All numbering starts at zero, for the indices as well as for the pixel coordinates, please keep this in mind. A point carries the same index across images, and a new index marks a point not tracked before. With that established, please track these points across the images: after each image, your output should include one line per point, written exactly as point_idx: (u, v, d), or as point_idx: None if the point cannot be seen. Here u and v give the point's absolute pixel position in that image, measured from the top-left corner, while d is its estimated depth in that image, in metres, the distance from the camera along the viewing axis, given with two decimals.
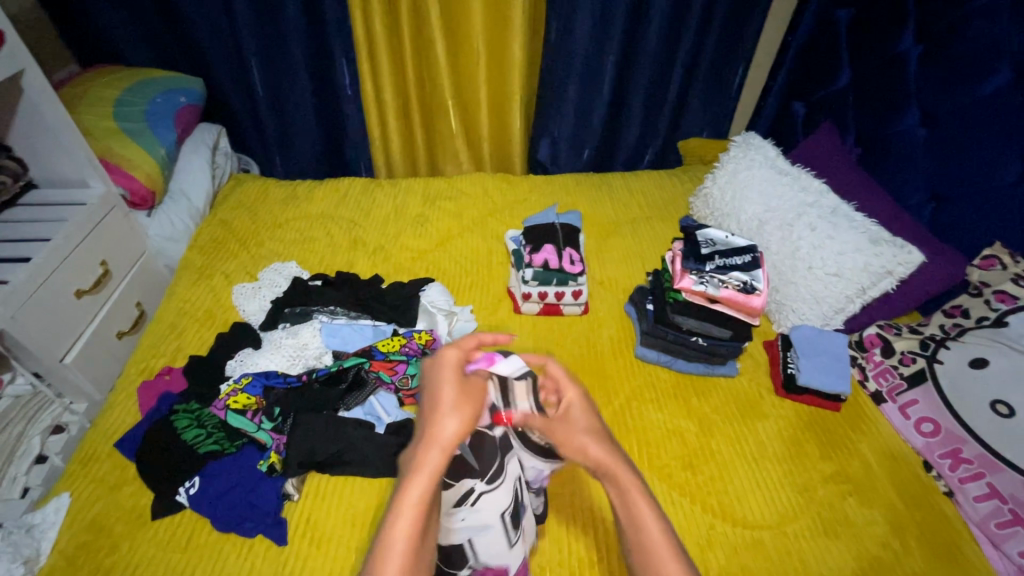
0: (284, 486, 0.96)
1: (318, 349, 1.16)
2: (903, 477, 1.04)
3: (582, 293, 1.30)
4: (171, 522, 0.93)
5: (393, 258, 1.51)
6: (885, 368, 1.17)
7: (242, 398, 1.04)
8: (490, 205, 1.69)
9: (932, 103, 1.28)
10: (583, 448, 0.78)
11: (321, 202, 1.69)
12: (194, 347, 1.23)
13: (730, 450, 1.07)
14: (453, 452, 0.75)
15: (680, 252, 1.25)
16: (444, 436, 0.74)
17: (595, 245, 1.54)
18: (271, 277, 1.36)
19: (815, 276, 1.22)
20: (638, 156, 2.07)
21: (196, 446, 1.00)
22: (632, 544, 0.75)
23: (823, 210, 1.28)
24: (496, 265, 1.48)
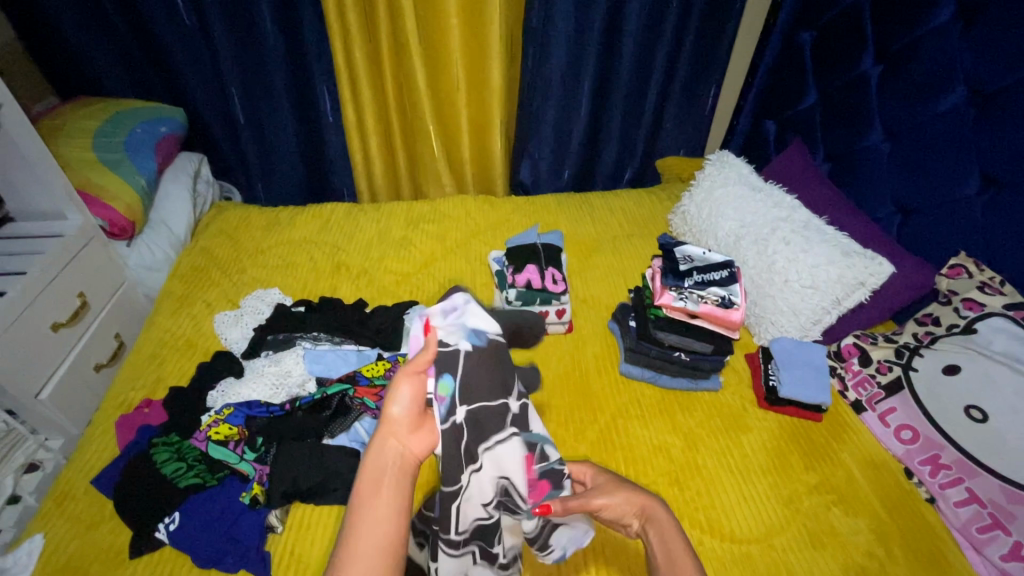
0: (267, 518, 0.95)
1: (301, 377, 1.14)
2: (884, 484, 1.06)
3: (566, 311, 1.31)
4: (150, 560, 0.91)
5: (377, 282, 1.51)
6: (863, 377, 1.19)
7: (224, 429, 1.02)
8: (473, 227, 1.71)
9: (893, 120, 1.34)
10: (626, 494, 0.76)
11: (304, 228, 1.69)
12: (174, 378, 1.21)
13: (716, 464, 1.08)
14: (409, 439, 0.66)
15: (659, 269, 1.25)
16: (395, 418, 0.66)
17: (577, 264, 1.56)
18: (253, 304, 1.36)
19: (791, 289, 1.24)
20: (618, 175, 2.11)
21: (176, 479, 0.97)
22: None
23: (795, 224, 1.31)
24: (480, 286, 1.49)
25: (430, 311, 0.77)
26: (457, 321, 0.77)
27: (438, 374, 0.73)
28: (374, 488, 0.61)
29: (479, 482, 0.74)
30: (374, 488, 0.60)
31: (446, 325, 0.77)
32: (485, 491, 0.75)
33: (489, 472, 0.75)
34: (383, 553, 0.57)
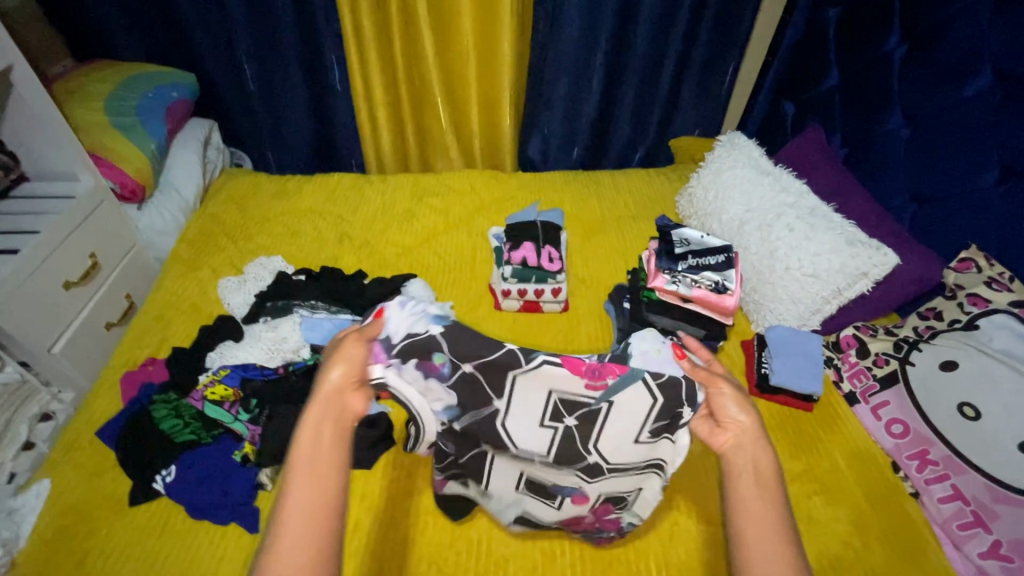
0: (258, 476, 0.99)
1: (296, 342, 1.16)
2: (870, 477, 1.05)
3: (562, 290, 1.31)
4: (148, 509, 0.96)
5: (378, 254, 1.52)
6: (859, 369, 1.18)
7: (220, 390, 1.05)
8: (476, 202, 1.70)
9: (915, 104, 1.27)
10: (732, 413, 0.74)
11: (310, 197, 1.71)
12: (179, 339, 1.26)
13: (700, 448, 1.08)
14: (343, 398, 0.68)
15: (654, 252, 1.19)
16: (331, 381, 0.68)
17: (578, 243, 1.54)
18: (256, 271, 1.39)
19: (792, 277, 1.22)
20: (629, 155, 2.07)
21: (173, 435, 1.02)
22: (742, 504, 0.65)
23: (802, 211, 1.27)
24: (479, 263, 1.49)
25: (389, 303, 0.83)
26: (413, 311, 0.83)
27: (428, 353, 0.81)
28: (303, 444, 0.61)
29: (522, 397, 0.84)
30: (304, 441, 0.61)
31: (402, 317, 0.82)
32: (537, 405, 0.84)
33: (543, 383, 0.83)
34: (315, 510, 0.56)
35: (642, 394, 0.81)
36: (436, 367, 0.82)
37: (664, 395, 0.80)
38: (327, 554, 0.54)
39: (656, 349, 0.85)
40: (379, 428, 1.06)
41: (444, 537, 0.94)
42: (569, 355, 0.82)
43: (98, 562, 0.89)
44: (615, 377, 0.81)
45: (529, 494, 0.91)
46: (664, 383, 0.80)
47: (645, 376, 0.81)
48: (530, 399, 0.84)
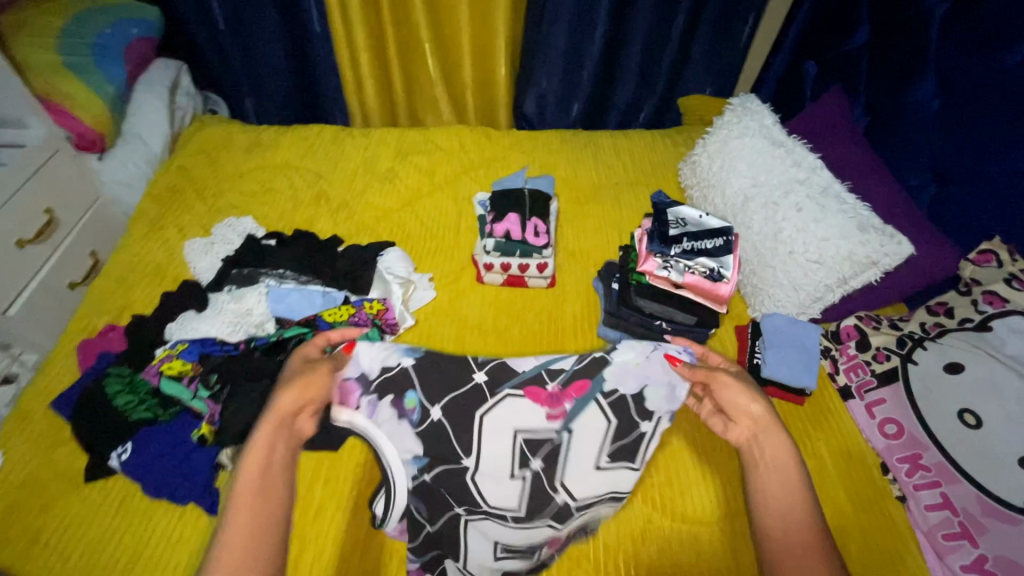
0: (217, 456, 0.95)
1: (262, 316, 1.10)
2: (856, 477, 1.01)
3: (548, 266, 1.22)
4: (104, 486, 0.93)
5: (356, 218, 1.42)
6: (857, 363, 1.12)
7: (176, 364, 1.00)
8: (464, 162, 1.59)
9: (950, 72, 1.13)
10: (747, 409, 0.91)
11: (287, 151, 1.59)
12: (141, 306, 1.19)
13: (681, 439, 1.03)
14: (287, 422, 0.84)
15: (646, 232, 1.12)
16: (280, 408, 0.84)
17: (570, 213, 1.44)
18: (224, 233, 1.31)
19: (794, 262, 1.13)
20: (633, 114, 1.93)
21: (128, 413, 0.96)
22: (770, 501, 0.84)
23: (814, 188, 1.16)
24: (463, 231, 1.40)
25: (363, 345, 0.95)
26: (387, 351, 0.94)
27: (400, 394, 0.91)
28: (256, 464, 0.78)
29: (493, 433, 0.90)
30: (254, 469, 0.78)
31: (373, 354, 0.93)
32: (502, 452, 0.90)
33: (507, 423, 0.91)
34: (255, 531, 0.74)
35: (600, 419, 0.91)
36: (407, 410, 0.90)
37: (619, 419, 0.91)
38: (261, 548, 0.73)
39: (635, 361, 0.93)
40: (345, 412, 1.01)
41: None
42: (532, 388, 0.92)
43: (53, 539, 0.87)
44: (572, 402, 0.91)
45: (508, 555, 0.89)
46: (618, 402, 0.92)
47: (599, 400, 0.92)
48: (496, 446, 0.90)
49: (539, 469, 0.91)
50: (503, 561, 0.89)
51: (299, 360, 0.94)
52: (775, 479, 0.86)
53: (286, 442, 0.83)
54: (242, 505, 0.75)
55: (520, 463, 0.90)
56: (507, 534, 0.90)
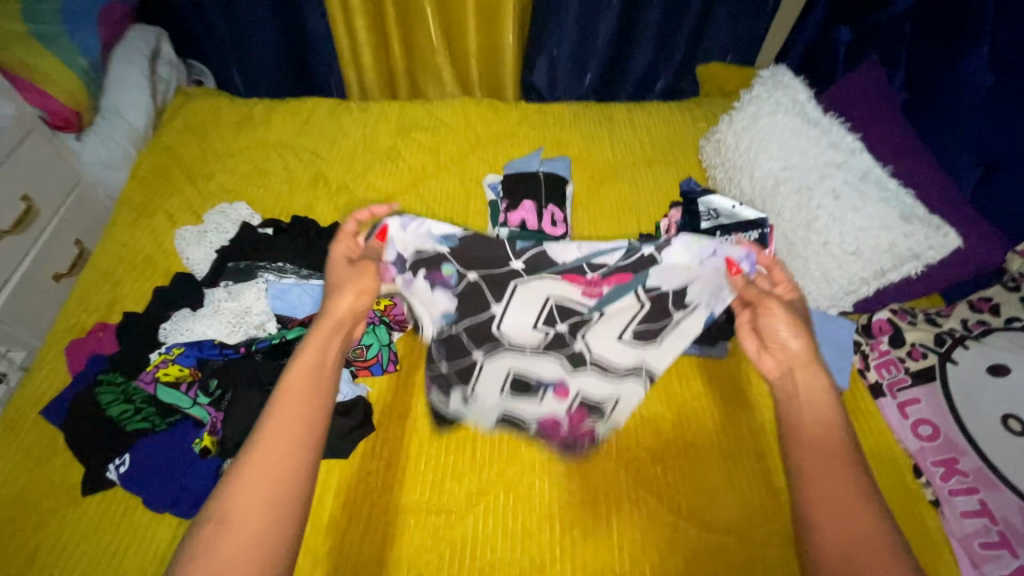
0: (224, 466, 0.89)
1: (263, 315, 1.03)
2: (888, 483, 0.98)
3: (563, 257, 1.13)
4: (104, 499, 0.89)
5: (358, 201, 1.34)
6: (889, 359, 1.07)
7: (173, 370, 0.93)
8: (472, 138, 1.49)
9: (1007, 42, 1.03)
10: (786, 347, 0.86)
11: (281, 128, 1.49)
12: (131, 302, 1.11)
13: (707, 444, 1.00)
14: (343, 322, 0.84)
15: (675, 225, 1.02)
16: (336, 310, 0.84)
17: (585, 194, 1.36)
18: (217, 221, 1.22)
19: (829, 253, 1.06)
20: (648, 84, 1.81)
21: (124, 424, 0.90)
22: (806, 471, 0.73)
23: (853, 172, 1.08)
24: (472, 215, 1.32)
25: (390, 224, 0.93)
26: (420, 233, 0.93)
27: (436, 266, 0.97)
28: (315, 355, 0.77)
29: (522, 301, 0.99)
30: (313, 357, 0.77)
31: (406, 238, 0.94)
32: (537, 304, 0.99)
33: (542, 289, 0.98)
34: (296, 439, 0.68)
35: (633, 303, 0.97)
36: (444, 278, 0.98)
37: (652, 303, 0.97)
38: (294, 463, 0.66)
39: (686, 264, 0.91)
40: (353, 417, 0.96)
41: (428, 540, 0.88)
42: (570, 275, 0.95)
43: (53, 557, 0.83)
44: (611, 287, 0.95)
45: (513, 398, 1.04)
46: (658, 295, 0.96)
47: (638, 290, 0.96)
48: (532, 297, 0.99)
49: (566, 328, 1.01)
50: (510, 397, 1.04)
51: (338, 263, 0.90)
52: (809, 443, 0.76)
53: (337, 340, 0.82)
54: (265, 446, 0.66)
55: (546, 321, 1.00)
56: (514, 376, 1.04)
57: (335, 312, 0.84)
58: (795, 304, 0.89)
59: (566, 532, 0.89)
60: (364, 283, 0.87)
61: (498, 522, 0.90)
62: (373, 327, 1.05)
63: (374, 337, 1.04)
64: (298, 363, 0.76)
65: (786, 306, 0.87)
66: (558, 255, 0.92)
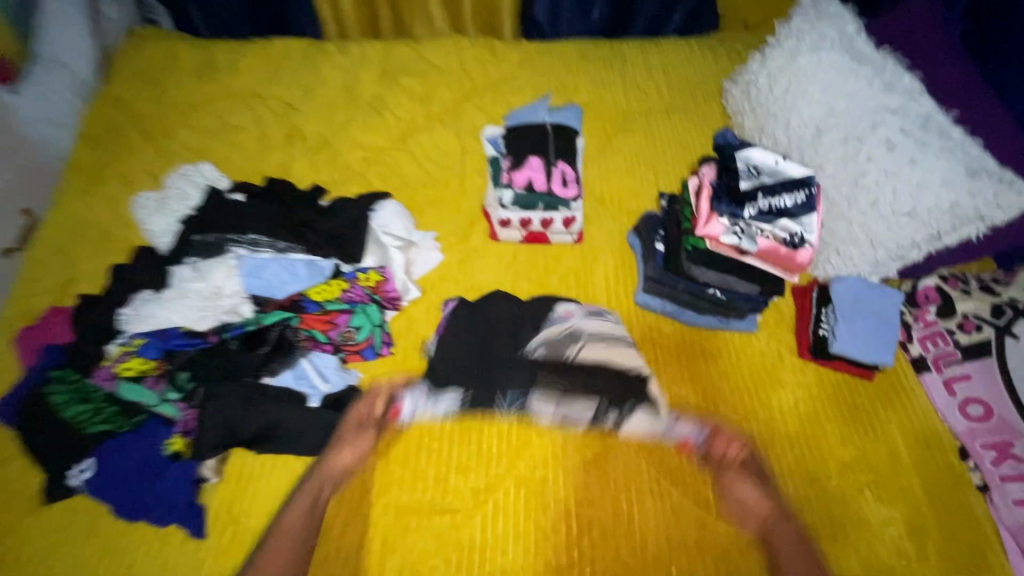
0: (199, 469, 0.81)
1: (235, 297, 0.90)
2: (931, 465, 0.89)
3: (575, 222, 1.02)
4: (70, 506, 0.80)
5: (339, 159, 1.18)
6: (936, 331, 0.96)
7: (135, 364, 0.82)
8: (466, 85, 1.31)
9: None
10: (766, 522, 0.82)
11: (249, 75, 1.31)
12: (86, 283, 0.98)
13: (736, 428, 0.91)
14: (338, 482, 0.82)
15: (710, 185, 0.88)
16: (332, 470, 0.81)
17: (596, 148, 1.21)
18: (180, 186, 1.07)
19: (878, 214, 0.93)
20: (664, 17, 1.60)
21: (81, 426, 0.79)
22: None
23: (911, 119, 0.93)
24: (470, 174, 1.17)
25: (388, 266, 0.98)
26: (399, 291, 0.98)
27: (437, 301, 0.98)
28: (289, 535, 0.76)
29: (570, 316, 0.95)
30: (299, 522, 0.77)
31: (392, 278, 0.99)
32: (574, 323, 0.94)
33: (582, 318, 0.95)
34: None
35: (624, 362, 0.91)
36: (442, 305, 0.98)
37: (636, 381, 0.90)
38: None
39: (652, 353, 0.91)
40: (344, 410, 0.86)
41: (431, 544, 0.80)
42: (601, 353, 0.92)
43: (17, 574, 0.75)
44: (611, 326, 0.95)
45: (570, 345, 0.92)
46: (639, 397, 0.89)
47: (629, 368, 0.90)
48: (574, 319, 0.95)
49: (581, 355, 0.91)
50: (577, 335, 0.93)
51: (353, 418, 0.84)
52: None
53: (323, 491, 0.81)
54: None
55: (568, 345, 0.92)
56: (596, 314, 0.96)
57: (329, 472, 0.81)
58: (754, 465, 0.87)
59: (584, 532, 0.81)
60: (363, 446, 0.83)
61: (510, 510, 0.82)
62: (364, 308, 0.93)
63: (366, 318, 0.93)
64: (270, 548, 0.75)
65: (754, 480, 0.85)
66: (579, 326, 0.94)
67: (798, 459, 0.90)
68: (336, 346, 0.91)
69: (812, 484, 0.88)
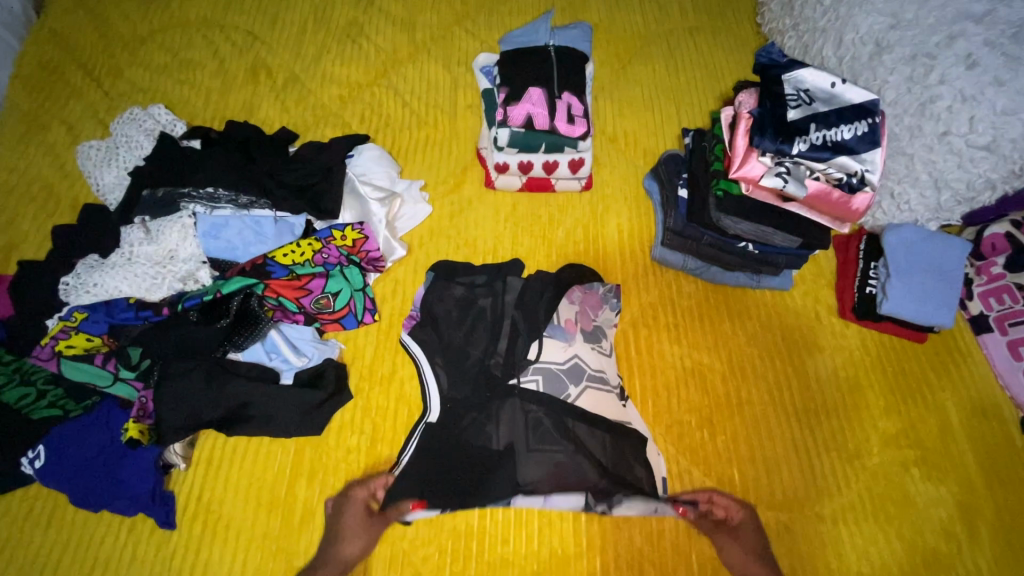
0: (164, 454, 0.73)
1: (191, 261, 0.79)
2: (989, 438, 0.79)
3: (584, 164, 0.88)
4: (26, 494, 0.73)
5: (311, 98, 1.02)
6: (1003, 286, 0.83)
7: (79, 341, 0.72)
8: (457, 5, 1.12)
9: None
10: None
11: (205, 0, 1.13)
12: (31, 247, 0.88)
13: (765, 399, 0.81)
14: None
15: (752, 117, 0.72)
16: (344, 559, 0.70)
17: (608, 77, 1.03)
18: (126, 132, 0.90)
19: (949, 148, 0.78)
20: None
21: (24, 411, 0.70)
22: None
23: (999, 27, 0.74)
24: (462, 111, 1.01)
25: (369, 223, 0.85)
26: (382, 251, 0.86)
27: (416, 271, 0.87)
28: None
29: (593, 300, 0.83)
30: None
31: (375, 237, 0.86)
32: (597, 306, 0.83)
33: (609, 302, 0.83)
34: None
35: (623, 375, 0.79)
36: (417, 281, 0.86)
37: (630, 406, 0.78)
38: None
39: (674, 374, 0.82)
40: (322, 388, 0.77)
41: (423, 531, 0.72)
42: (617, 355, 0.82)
43: None
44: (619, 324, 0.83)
45: (589, 336, 0.80)
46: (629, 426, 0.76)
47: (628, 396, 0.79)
48: (599, 298, 0.83)
49: (589, 344, 0.80)
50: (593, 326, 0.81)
51: (358, 505, 0.72)
52: None
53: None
54: None
55: (584, 331, 0.80)
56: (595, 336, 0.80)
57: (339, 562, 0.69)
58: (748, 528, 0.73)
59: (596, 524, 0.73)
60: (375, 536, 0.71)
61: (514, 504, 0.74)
62: (340, 270, 0.82)
63: (342, 283, 0.81)
64: None
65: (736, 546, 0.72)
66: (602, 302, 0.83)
67: (836, 432, 0.79)
68: (310, 316, 0.80)
69: (852, 461, 0.77)
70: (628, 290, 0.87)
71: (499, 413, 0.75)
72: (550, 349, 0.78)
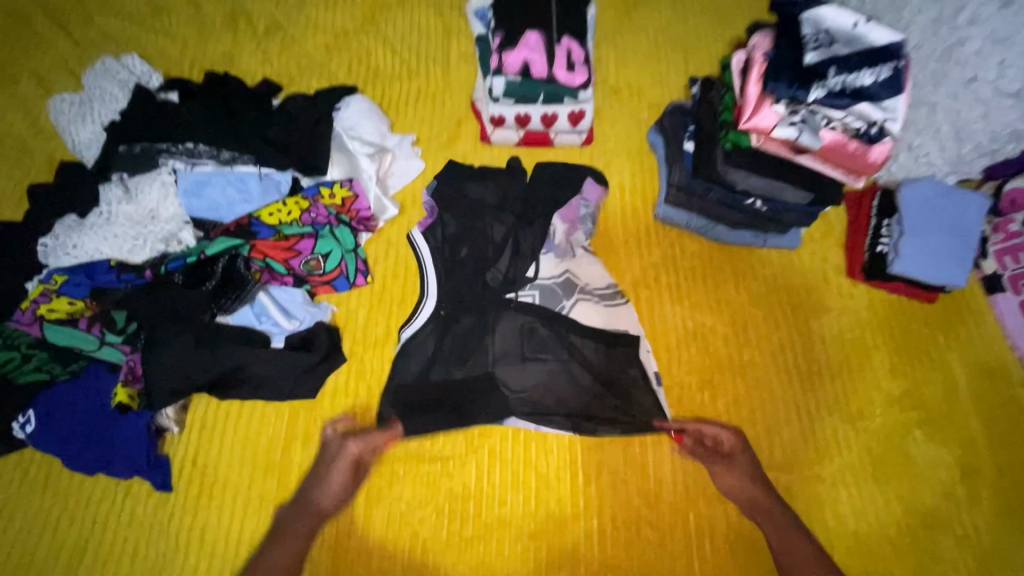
0: (156, 419, 0.72)
1: (173, 222, 0.75)
2: (994, 400, 0.77)
3: (585, 116, 0.83)
4: (20, 458, 0.72)
5: (295, 47, 0.96)
6: (1020, 245, 0.79)
7: (60, 305, 0.71)
8: None
9: None
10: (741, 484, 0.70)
11: None
12: (8, 207, 0.84)
13: (767, 362, 0.79)
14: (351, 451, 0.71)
15: (767, 62, 0.67)
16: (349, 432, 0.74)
17: (611, 22, 0.97)
18: (98, 84, 0.85)
19: (975, 96, 0.73)
20: None
21: (11, 375, 0.69)
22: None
23: None
24: (456, 60, 0.95)
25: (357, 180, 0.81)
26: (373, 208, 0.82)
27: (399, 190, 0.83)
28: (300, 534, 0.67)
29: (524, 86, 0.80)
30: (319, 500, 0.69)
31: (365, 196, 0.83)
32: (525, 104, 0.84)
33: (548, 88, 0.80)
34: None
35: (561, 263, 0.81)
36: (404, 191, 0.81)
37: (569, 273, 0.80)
38: None
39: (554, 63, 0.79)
40: (315, 350, 0.75)
41: (421, 493, 0.72)
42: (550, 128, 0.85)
43: None
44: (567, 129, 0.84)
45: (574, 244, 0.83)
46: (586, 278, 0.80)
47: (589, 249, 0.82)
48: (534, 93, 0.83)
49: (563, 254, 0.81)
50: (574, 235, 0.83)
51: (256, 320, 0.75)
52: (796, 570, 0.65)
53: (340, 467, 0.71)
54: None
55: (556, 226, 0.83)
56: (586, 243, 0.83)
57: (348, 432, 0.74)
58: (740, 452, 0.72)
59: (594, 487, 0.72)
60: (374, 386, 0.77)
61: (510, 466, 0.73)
62: (329, 231, 0.78)
63: (333, 242, 0.78)
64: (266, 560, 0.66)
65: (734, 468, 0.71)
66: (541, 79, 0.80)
67: (838, 393, 0.78)
68: (299, 278, 0.77)
69: (854, 423, 0.76)
70: (629, 251, 0.83)
71: (497, 322, 0.77)
72: (545, 266, 0.80)
